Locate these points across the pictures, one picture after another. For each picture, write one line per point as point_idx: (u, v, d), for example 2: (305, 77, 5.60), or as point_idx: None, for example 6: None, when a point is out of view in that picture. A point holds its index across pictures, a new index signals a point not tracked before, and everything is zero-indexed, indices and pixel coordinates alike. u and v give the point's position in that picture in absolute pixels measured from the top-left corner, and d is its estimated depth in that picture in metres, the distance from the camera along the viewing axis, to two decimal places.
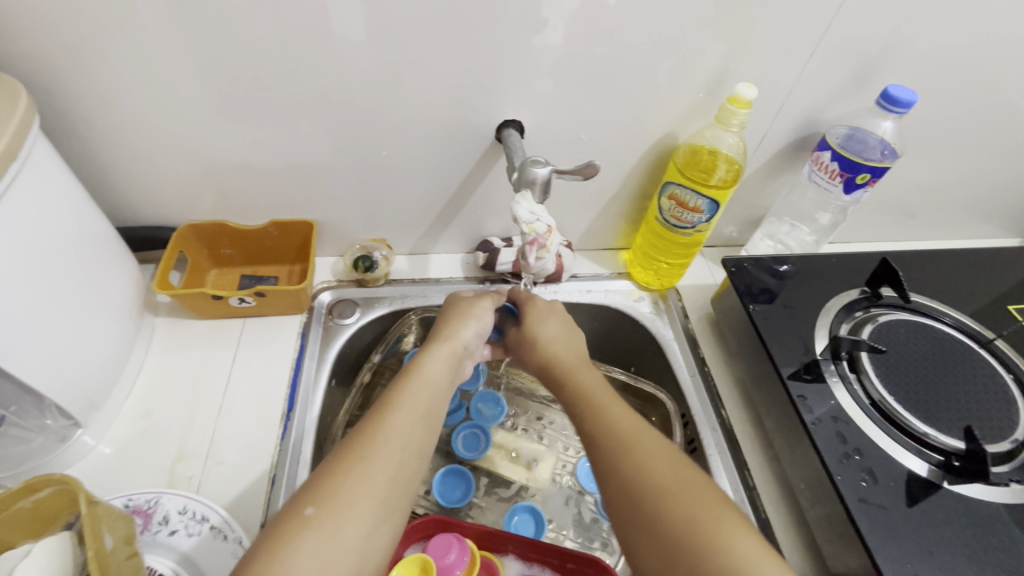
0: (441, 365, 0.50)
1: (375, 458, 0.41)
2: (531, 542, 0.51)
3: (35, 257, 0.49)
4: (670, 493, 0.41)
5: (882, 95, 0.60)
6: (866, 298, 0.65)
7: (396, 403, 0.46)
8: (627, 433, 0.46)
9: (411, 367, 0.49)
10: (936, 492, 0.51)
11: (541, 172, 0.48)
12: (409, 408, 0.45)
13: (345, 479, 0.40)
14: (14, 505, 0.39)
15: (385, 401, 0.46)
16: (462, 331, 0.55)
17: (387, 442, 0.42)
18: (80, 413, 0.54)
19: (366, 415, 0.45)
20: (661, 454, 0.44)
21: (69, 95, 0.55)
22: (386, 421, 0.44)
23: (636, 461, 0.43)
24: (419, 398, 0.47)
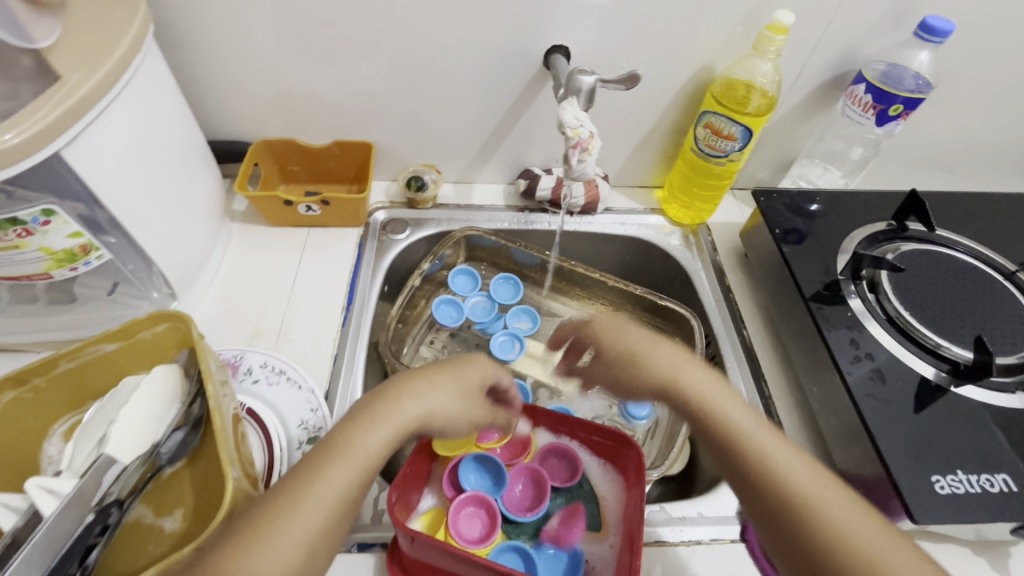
0: (436, 401, 0.45)
1: (297, 525, 0.35)
2: (560, 416, 0.56)
3: (149, 144, 0.56)
4: (793, 487, 0.40)
5: (920, 26, 0.61)
6: (891, 231, 0.68)
7: (331, 467, 0.38)
8: (722, 416, 0.45)
9: (392, 407, 0.42)
10: (942, 396, 0.54)
11: (587, 79, 0.53)
12: (348, 467, 0.38)
13: (254, 565, 0.33)
14: (139, 334, 0.47)
15: (353, 428, 0.41)
16: (460, 371, 0.48)
17: (313, 508, 0.36)
18: (176, 285, 0.63)
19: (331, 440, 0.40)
20: (753, 435, 0.43)
21: (169, 10, 0.62)
22: (336, 464, 0.38)
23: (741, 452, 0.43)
24: (393, 425, 0.42)
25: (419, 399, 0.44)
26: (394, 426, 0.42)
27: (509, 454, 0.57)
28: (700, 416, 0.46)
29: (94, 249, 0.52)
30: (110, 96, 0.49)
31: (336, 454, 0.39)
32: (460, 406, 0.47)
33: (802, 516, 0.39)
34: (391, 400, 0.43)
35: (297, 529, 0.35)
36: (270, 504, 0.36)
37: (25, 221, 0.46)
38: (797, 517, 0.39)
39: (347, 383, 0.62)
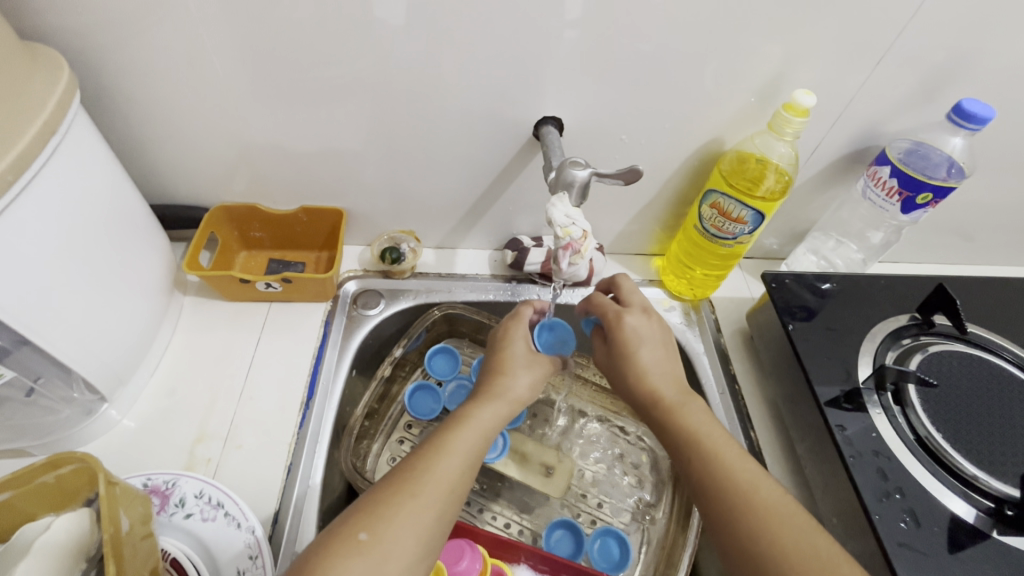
0: (522, 389, 0.52)
1: (423, 498, 0.40)
2: (542, 555, 0.54)
3: (71, 231, 0.48)
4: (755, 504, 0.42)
5: (954, 109, 0.55)
6: (916, 326, 0.61)
7: (443, 449, 0.44)
8: (702, 439, 0.46)
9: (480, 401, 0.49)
10: (983, 542, 0.47)
11: (580, 173, 0.46)
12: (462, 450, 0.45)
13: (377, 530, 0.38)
14: (38, 480, 0.40)
15: (439, 441, 0.45)
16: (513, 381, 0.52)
17: (436, 484, 0.41)
18: (106, 389, 0.55)
19: (418, 450, 0.44)
20: (732, 453, 0.45)
21: (109, 71, 0.55)
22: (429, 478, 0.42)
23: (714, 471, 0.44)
24: (470, 441, 0.45)
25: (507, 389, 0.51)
26: (497, 411, 0.49)
27: None
28: (681, 434, 0.47)
29: None
30: (11, 193, 0.42)
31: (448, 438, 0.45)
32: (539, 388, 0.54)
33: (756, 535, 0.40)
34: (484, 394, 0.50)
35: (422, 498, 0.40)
36: (401, 476, 0.41)
37: None
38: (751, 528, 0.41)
39: (300, 498, 0.55)
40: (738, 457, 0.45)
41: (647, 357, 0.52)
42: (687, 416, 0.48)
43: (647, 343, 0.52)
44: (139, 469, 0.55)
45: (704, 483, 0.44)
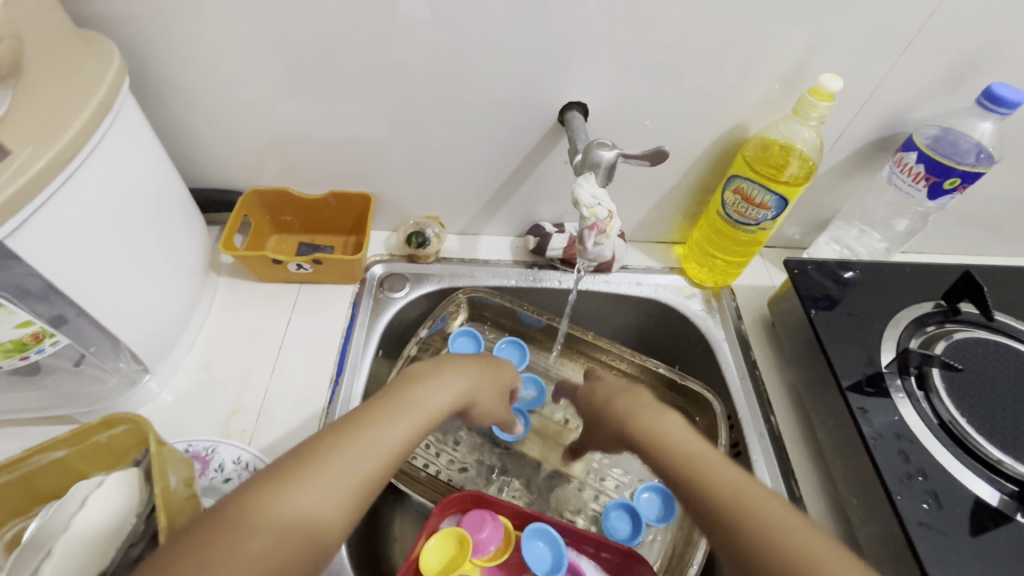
0: (479, 381, 0.56)
1: (330, 477, 0.37)
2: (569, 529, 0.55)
3: (119, 209, 0.51)
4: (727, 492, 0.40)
5: (984, 94, 0.55)
6: (941, 313, 0.61)
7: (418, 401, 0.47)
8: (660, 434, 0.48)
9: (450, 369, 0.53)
10: (1006, 524, 0.48)
11: (607, 155, 0.47)
12: (375, 437, 0.41)
13: (365, 436, 0.41)
14: (92, 438, 0.42)
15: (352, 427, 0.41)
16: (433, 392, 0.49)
17: (339, 467, 0.38)
18: (149, 360, 0.57)
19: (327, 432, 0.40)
20: (681, 438, 0.46)
21: (153, 59, 0.57)
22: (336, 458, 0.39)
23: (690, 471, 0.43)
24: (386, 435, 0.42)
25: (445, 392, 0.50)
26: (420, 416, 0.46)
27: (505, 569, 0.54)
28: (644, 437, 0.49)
29: (48, 335, 0.47)
30: (69, 170, 0.44)
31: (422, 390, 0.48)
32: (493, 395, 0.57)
33: (744, 523, 0.38)
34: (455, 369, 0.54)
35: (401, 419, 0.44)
36: (307, 454, 0.38)
37: None
38: (742, 522, 0.38)
39: None
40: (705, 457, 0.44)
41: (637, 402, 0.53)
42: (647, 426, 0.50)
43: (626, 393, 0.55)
44: (178, 438, 0.57)
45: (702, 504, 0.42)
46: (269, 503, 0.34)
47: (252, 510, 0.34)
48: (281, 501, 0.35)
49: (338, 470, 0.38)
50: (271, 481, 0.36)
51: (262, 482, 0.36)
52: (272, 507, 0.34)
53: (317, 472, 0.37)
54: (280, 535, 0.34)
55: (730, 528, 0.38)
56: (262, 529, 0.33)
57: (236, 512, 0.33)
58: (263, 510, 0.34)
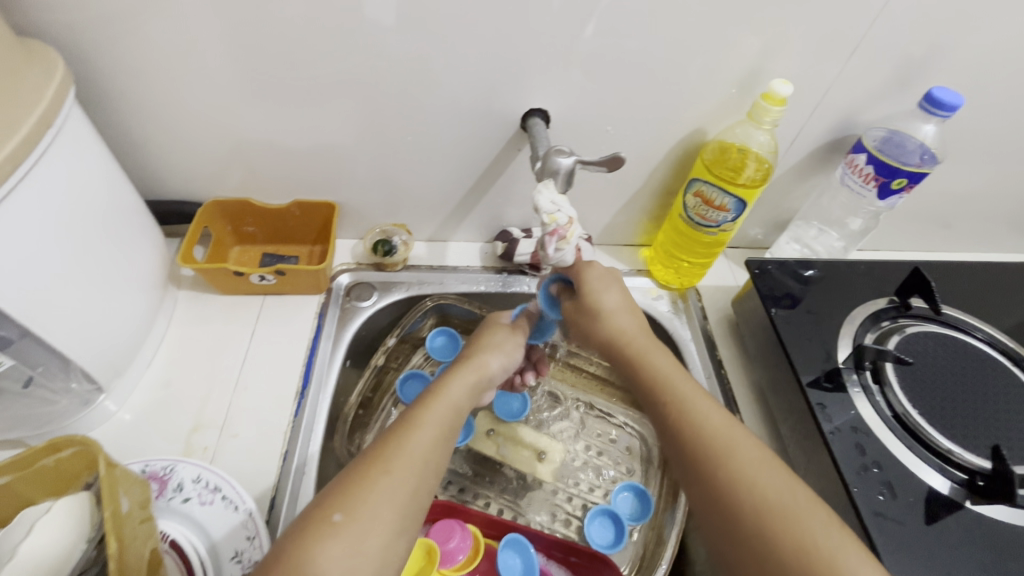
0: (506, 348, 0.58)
1: (397, 474, 0.41)
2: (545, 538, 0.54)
3: (66, 222, 0.49)
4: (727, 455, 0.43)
5: (925, 98, 0.57)
6: (894, 308, 0.63)
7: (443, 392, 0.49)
8: (665, 379, 0.49)
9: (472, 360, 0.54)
10: (956, 511, 0.49)
11: (564, 162, 0.48)
12: (432, 425, 0.46)
13: (407, 440, 0.44)
14: (38, 463, 0.41)
15: (411, 417, 0.46)
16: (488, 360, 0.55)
17: (408, 458, 0.42)
18: (103, 379, 0.55)
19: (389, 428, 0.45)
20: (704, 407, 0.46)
21: (102, 68, 0.56)
22: (399, 452, 0.43)
23: (687, 426, 0.45)
24: (443, 414, 0.47)
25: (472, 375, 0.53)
26: (470, 384, 0.52)
27: None
28: (650, 376, 0.50)
29: None
30: (8, 185, 0.43)
31: (447, 385, 0.50)
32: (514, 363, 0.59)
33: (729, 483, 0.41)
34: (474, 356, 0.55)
35: (432, 418, 0.46)
36: (374, 452, 0.43)
37: None
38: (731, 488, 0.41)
39: (297, 485, 0.56)
40: (718, 414, 0.46)
41: (612, 301, 0.55)
42: (653, 362, 0.50)
43: (615, 303, 0.55)
44: (137, 458, 0.55)
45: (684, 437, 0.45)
46: (341, 510, 0.39)
47: (331, 518, 0.38)
48: (352, 507, 0.39)
49: (395, 471, 0.41)
50: (334, 494, 0.40)
51: (326, 499, 0.39)
52: (347, 511, 0.39)
53: (378, 473, 0.41)
54: (364, 530, 0.38)
55: (719, 490, 0.42)
56: (344, 531, 0.38)
57: (314, 526, 0.38)
58: (340, 514, 0.38)
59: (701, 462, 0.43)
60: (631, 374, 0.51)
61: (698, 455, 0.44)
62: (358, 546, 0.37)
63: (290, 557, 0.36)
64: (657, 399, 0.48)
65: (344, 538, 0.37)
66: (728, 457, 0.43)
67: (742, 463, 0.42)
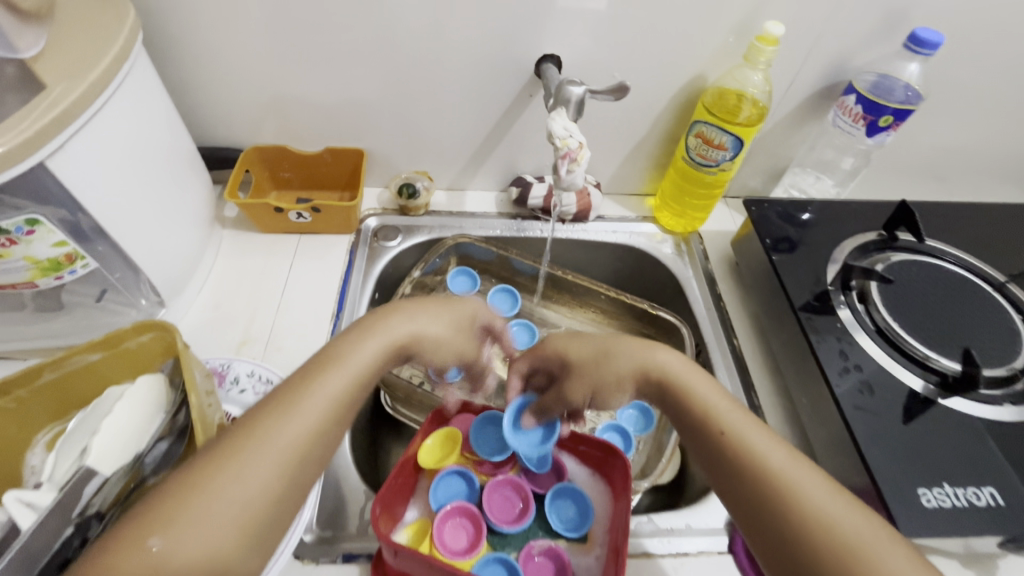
0: (427, 320, 0.50)
1: (240, 475, 0.36)
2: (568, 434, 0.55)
3: (134, 150, 0.56)
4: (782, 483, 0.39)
5: (910, 37, 0.62)
6: (881, 241, 0.68)
7: (341, 364, 0.44)
8: (714, 415, 0.45)
9: (385, 326, 0.48)
10: (931, 407, 0.54)
11: (575, 90, 0.53)
12: (293, 424, 0.39)
13: (272, 429, 0.38)
14: (124, 344, 0.48)
15: (271, 408, 0.40)
16: (400, 324, 0.48)
17: (261, 459, 0.37)
18: (166, 293, 0.63)
19: (237, 425, 0.39)
20: (723, 406, 0.45)
21: (159, 17, 0.62)
22: (256, 443, 0.38)
23: (743, 461, 0.41)
24: (319, 403, 0.41)
25: (380, 344, 0.47)
26: (373, 359, 0.46)
27: (495, 464, 0.56)
28: (694, 413, 0.46)
29: (80, 258, 0.52)
30: (98, 104, 0.49)
31: (343, 355, 0.44)
32: (437, 336, 0.51)
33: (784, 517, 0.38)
34: (381, 320, 0.48)
35: (302, 411, 0.40)
36: (221, 447, 0.37)
37: (9, 230, 0.46)
38: (790, 521, 0.38)
39: None
40: (772, 444, 0.42)
41: (669, 360, 0.49)
42: (659, 365, 0.48)
43: (663, 352, 0.49)
44: None
45: (739, 479, 0.41)
46: (161, 532, 0.32)
47: (148, 543, 0.32)
48: (179, 527, 0.33)
49: (246, 475, 0.36)
50: (162, 508, 0.33)
51: (141, 516, 0.33)
52: (167, 534, 0.32)
53: (223, 479, 0.36)
54: (188, 548, 0.33)
55: (788, 523, 0.38)
56: (170, 556, 0.32)
57: (125, 550, 0.31)
58: (161, 540, 0.32)
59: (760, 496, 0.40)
60: (654, 391, 0.49)
61: (744, 486, 0.41)
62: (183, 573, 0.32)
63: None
64: (691, 419, 0.46)
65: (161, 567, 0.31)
66: (777, 488, 0.39)
67: (795, 484, 0.39)
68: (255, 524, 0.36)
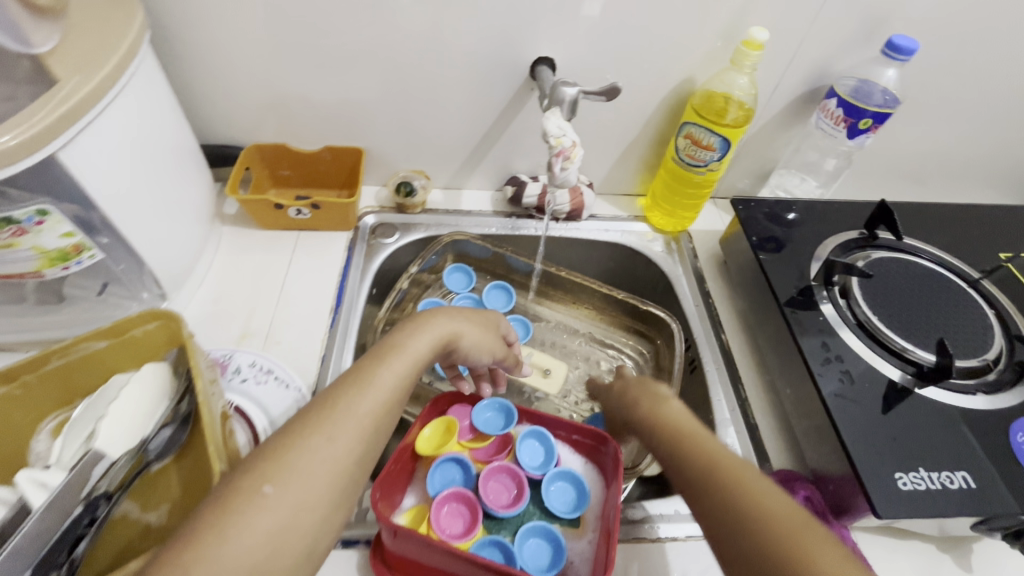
0: (465, 321, 0.56)
1: (335, 439, 0.39)
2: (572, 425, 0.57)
3: (139, 144, 0.57)
4: (740, 476, 0.40)
5: (887, 44, 0.65)
6: (862, 239, 0.71)
7: (404, 348, 0.47)
8: (675, 424, 0.48)
9: (431, 321, 0.52)
10: (908, 395, 0.57)
11: (569, 91, 0.55)
12: (375, 390, 0.43)
13: (351, 402, 0.42)
14: (129, 333, 0.49)
15: (351, 379, 0.43)
16: (442, 320, 0.54)
17: (350, 424, 0.41)
18: (168, 286, 0.64)
19: (326, 391, 0.43)
20: (680, 417, 0.49)
21: (162, 16, 0.63)
22: (341, 412, 0.41)
23: (692, 450, 0.44)
24: (391, 375, 0.45)
25: (430, 334, 0.51)
26: (430, 341, 0.50)
27: (493, 452, 0.58)
28: (656, 426, 0.49)
29: (86, 249, 0.53)
30: (106, 99, 0.51)
31: (405, 339, 0.48)
32: (473, 333, 0.56)
33: (695, 467, 0.42)
34: (429, 317, 0.53)
35: (381, 379, 0.44)
36: (310, 414, 0.40)
37: (19, 221, 0.47)
38: (697, 473, 0.42)
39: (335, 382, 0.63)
40: (717, 443, 0.44)
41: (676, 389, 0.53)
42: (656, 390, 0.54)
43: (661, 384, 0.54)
44: None
45: (666, 448, 0.46)
46: (271, 480, 0.36)
47: (263, 490, 0.36)
48: (283, 478, 0.37)
49: (335, 437, 0.40)
50: (265, 461, 0.37)
51: (254, 467, 0.37)
52: (277, 482, 0.36)
53: (315, 438, 0.39)
54: (297, 501, 0.36)
55: (691, 475, 0.42)
56: (272, 503, 0.36)
57: (241, 497, 0.35)
58: (271, 486, 0.36)
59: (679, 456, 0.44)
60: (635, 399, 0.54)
61: (677, 451, 0.45)
62: (291, 518, 0.36)
63: (212, 527, 0.34)
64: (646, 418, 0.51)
65: (273, 514, 0.35)
66: (696, 447, 0.44)
67: (716, 452, 0.43)
68: (344, 483, 0.39)
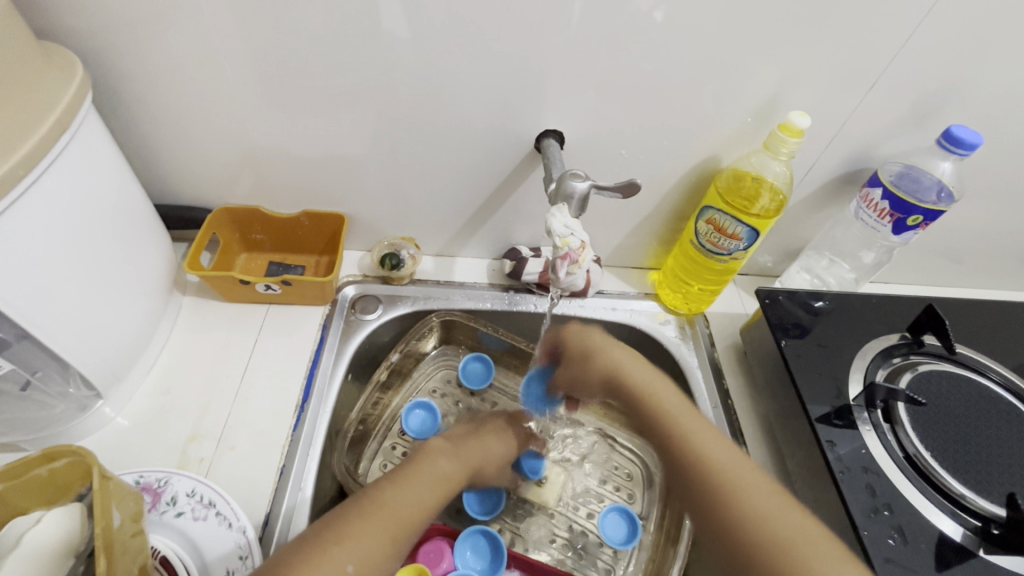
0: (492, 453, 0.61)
1: (395, 526, 0.45)
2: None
3: (71, 227, 0.48)
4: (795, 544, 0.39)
5: (945, 135, 0.58)
6: (906, 345, 0.62)
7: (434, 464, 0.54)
8: (724, 473, 0.44)
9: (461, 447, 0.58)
10: (970, 560, 0.48)
11: (580, 185, 0.49)
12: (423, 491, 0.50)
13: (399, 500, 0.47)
14: (31, 472, 0.40)
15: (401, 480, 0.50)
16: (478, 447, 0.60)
17: (404, 515, 0.47)
18: (102, 386, 0.55)
19: (376, 486, 0.48)
20: (720, 459, 0.46)
21: (119, 73, 0.56)
22: (393, 506, 0.46)
23: (734, 505, 0.42)
24: (431, 484, 0.52)
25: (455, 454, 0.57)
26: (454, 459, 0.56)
27: None
28: (719, 491, 0.43)
29: None
30: (21, 187, 0.43)
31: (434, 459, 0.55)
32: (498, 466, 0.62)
33: (740, 515, 0.42)
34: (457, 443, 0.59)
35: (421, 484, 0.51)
36: (366, 506, 0.45)
37: None
38: (744, 524, 0.41)
39: (291, 501, 0.55)
40: (770, 499, 0.42)
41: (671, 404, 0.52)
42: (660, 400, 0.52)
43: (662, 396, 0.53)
44: (129, 467, 0.54)
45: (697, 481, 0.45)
46: (352, 560, 0.41)
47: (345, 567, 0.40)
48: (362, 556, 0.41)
49: (395, 523, 0.45)
50: (343, 537, 0.42)
51: (329, 544, 0.41)
52: (357, 561, 0.41)
53: (377, 530, 0.44)
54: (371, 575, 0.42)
55: (736, 527, 0.41)
56: None
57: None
58: (353, 565, 0.41)
59: (713, 501, 0.43)
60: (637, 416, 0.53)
61: (708, 495, 0.44)
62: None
63: None
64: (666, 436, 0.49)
65: None
66: (735, 492, 0.43)
67: (751, 500, 0.42)
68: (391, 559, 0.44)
